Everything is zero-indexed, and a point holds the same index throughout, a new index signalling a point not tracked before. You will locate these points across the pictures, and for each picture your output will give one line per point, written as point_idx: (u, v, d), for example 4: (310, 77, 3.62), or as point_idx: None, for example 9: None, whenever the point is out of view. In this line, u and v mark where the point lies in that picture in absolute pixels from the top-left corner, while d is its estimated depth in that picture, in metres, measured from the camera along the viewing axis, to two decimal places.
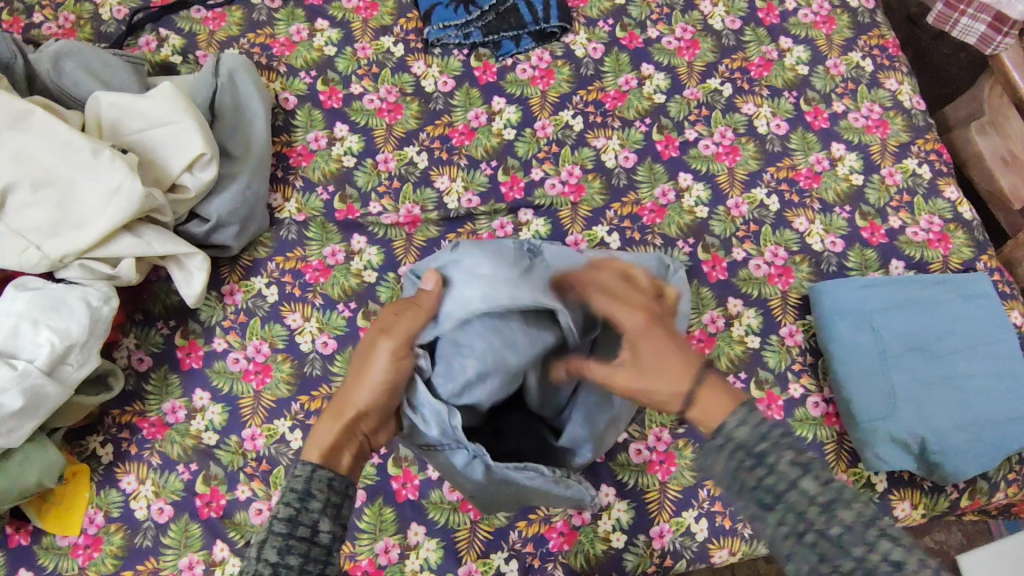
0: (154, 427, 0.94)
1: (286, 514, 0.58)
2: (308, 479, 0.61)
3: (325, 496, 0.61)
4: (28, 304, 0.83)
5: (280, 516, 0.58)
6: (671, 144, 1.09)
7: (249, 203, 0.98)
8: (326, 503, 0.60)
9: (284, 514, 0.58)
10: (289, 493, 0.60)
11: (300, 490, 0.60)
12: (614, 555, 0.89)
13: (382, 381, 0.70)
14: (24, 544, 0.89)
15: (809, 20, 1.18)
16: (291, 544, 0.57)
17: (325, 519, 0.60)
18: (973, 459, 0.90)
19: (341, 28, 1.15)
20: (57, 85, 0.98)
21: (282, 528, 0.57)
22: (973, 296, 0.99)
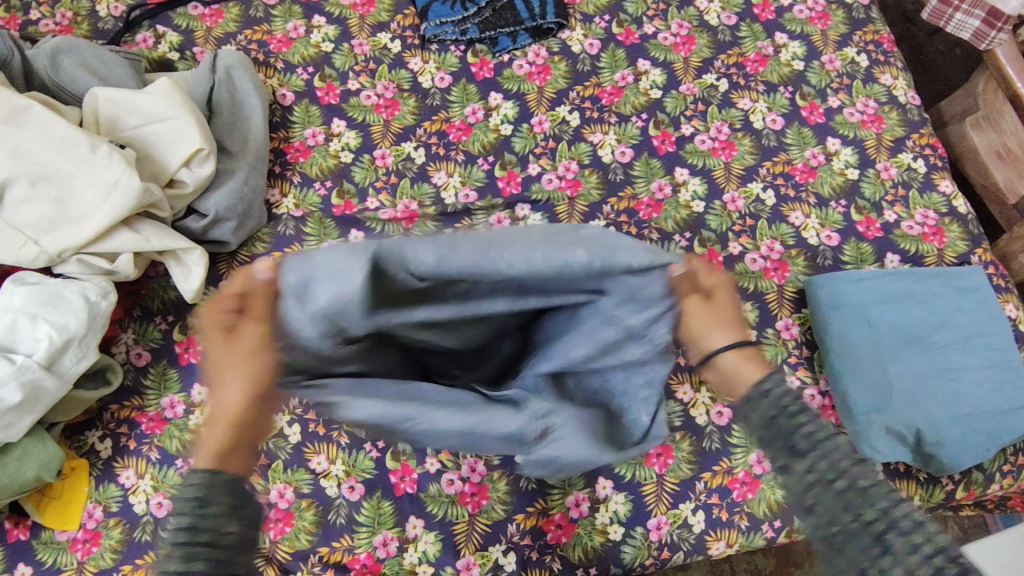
0: (153, 422, 0.94)
1: (185, 520, 0.54)
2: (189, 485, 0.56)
3: (225, 502, 0.56)
4: (26, 299, 0.83)
5: (180, 523, 0.54)
6: (668, 139, 1.10)
7: (247, 199, 0.99)
8: (226, 506, 0.56)
9: (183, 522, 0.54)
10: (182, 503, 0.55)
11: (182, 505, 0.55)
12: (612, 547, 0.90)
13: (243, 371, 0.62)
14: (24, 539, 0.89)
15: (804, 15, 1.18)
16: (194, 549, 0.53)
17: (233, 521, 0.55)
18: (969, 450, 0.91)
19: (338, 24, 1.16)
20: (54, 82, 0.98)
21: (204, 538, 0.53)
22: (966, 288, 0.99)
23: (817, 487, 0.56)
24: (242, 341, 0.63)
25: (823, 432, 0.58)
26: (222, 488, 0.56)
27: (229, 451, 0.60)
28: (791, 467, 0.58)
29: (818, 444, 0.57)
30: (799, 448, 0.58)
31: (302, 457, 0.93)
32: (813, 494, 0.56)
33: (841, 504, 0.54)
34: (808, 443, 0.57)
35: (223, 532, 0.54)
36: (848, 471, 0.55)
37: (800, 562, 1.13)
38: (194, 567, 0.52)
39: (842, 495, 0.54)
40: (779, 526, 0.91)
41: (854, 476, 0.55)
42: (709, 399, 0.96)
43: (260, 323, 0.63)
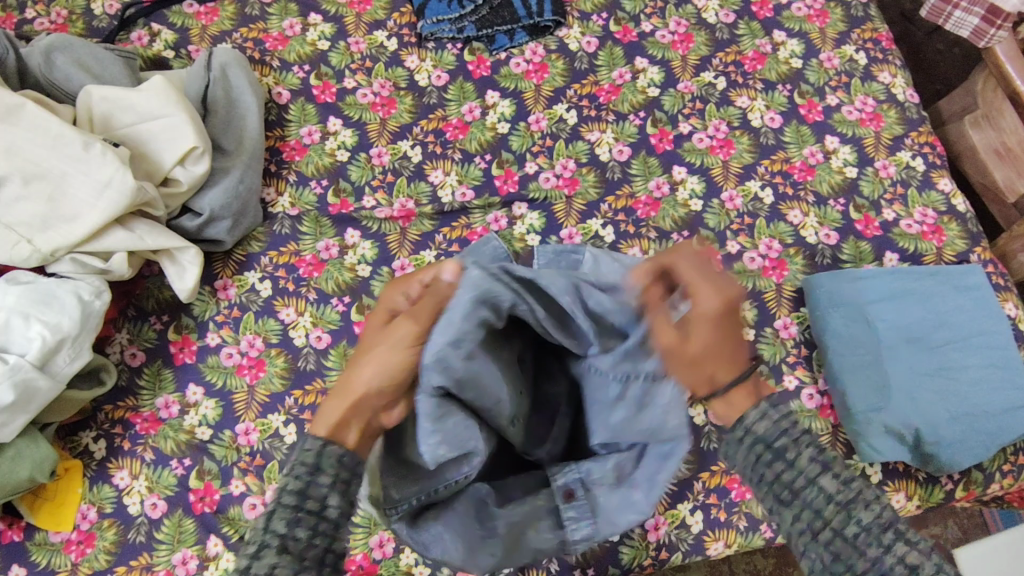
0: (148, 423, 0.94)
1: (295, 486, 0.54)
2: (307, 454, 0.56)
3: (335, 472, 0.56)
4: (19, 298, 0.83)
5: (290, 487, 0.54)
6: (665, 137, 1.09)
7: (242, 198, 0.98)
8: (337, 478, 0.56)
9: (293, 485, 0.54)
10: (297, 466, 0.55)
11: (293, 467, 0.55)
12: (609, 548, 0.89)
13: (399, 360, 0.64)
14: (17, 540, 0.89)
15: (802, 13, 1.18)
16: (300, 517, 0.53)
17: (336, 495, 0.56)
18: (967, 450, 0.90)
19: (334, 22, 1.15)
20: (48, 80, 0.97)
21: (304, 505, 0.54)
22: (965, 287, 0.98)
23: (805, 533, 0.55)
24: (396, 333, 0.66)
25: (802, 479, 0.56)
26: (335, 457, 0.57)
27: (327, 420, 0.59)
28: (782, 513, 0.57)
29: (798, 493, 0.56)
30: (784, 498, 0.56)
31: None
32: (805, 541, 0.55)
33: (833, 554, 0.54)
34: (789, 493, 0.56)
35: (327, 505, 0.55)
36: (834, 517, 0.54)
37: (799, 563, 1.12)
38: (283, 532, 0.52)
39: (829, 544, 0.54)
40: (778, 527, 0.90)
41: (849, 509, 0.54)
42: None
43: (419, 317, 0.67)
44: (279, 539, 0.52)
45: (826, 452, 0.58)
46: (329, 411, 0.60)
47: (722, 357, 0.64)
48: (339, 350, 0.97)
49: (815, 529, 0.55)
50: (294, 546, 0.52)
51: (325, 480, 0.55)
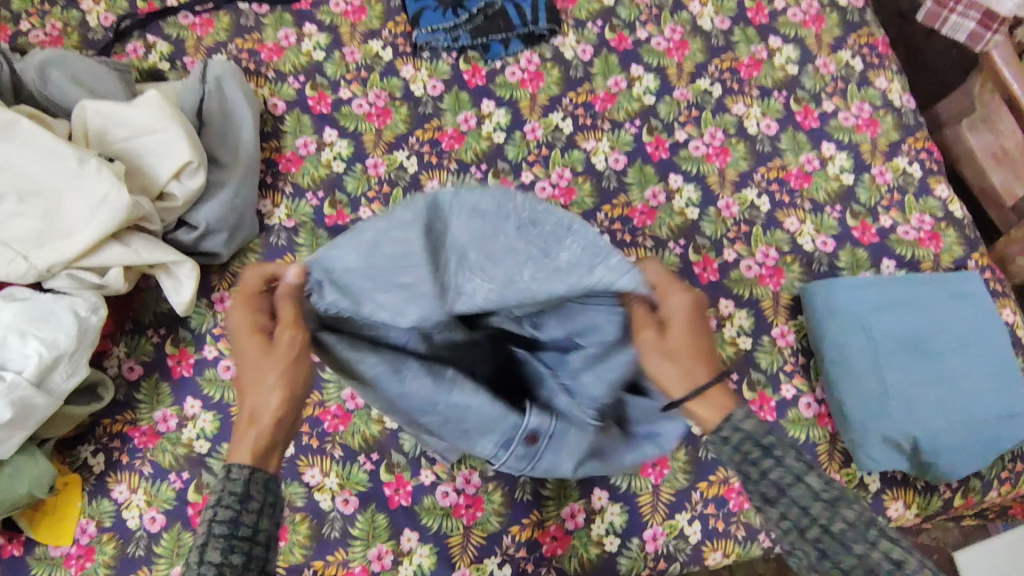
0: (146, 436, 0.94)
1: (226, 515, 0.53)
2: (234, 484, 0.55)
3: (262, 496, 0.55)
4: (16, 315, 0.83)
5: (220, 517, 0.53)
6: (661, 145, 1.09)
7: (238, 211, 0.98)
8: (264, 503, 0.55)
9: (224, 515, 0.53)
10: (226, 496, 0.54)
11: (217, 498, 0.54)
12: (607, 559, 0.89)
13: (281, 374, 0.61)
14: (17, 555, 0.89)
15: (798, 19, 1.17)
16: (234, 543, 0.52)
17: (265, 519, 0.55)
18: (966, 458, 0.90)
19: (329, 32, 1.15)
20: (43, 95, 0.97)
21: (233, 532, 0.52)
22: (962, 294, 0.99)
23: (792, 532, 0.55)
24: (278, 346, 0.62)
25: (790, 477, 0.55)
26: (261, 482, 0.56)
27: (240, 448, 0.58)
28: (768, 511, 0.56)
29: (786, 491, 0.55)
30: (770, 497, 0.55)
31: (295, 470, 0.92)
32: (790, 539, 0.55)
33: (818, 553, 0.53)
34: (776, 491, 0.55)
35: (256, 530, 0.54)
36: (820, 515, 0.54)
37: None
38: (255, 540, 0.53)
39: (817, 543, 0.53)
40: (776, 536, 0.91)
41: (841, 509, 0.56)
42: None
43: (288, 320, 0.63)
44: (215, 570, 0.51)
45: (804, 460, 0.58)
46: (241, 437, 0.59)
47: (697, 350, 0.62)
48: None
49: (800, 526, 0.54)
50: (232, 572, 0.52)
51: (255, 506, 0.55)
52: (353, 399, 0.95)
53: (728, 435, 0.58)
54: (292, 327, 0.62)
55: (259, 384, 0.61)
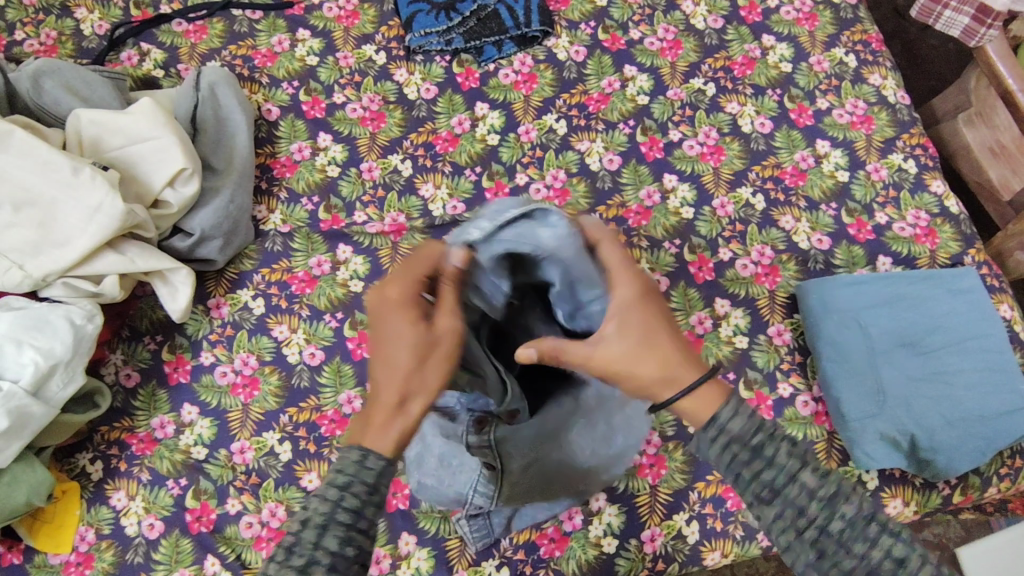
0: (143, 443, 0.94)
1: (352, 504, 0.54)
2: (367, 473, 0.56)
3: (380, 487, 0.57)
4: (11, 325, 0.83)
5: (347, 504, 0.54)
6: (655, 146, 1.09)
7: (233, 217, 0.98)
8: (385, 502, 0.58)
9: (350, 503, 0.54)
10: (359, 486, 0.56)
11: (343, 482, 0.55)
12: (605, 561, 0.89)
13: (410, 345, 0.62)
14: (17, 562, 0.89)
15: (791, 17, 1.17)
16: (352, 536, 0.54)
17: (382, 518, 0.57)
18: (963, 455, 0.90)
19: (323, 37, 1.15)
20: (37, 104, 0.98)
21: (345, 519, 0.54)
22: (960, 290, 0.98)
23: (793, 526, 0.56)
24: (394, 321, 0.64)
25: (797, 464, 0.56)
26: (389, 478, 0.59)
27: (373, 433, 0.59)
28: (762, 511, 0.57)
29: (792, 479, 0.56)
30: (766, 496, 0.56)
31: (293, 475, 0.92)
32: (792, 533, 0.56)
33: (823, 543, 0.55)
34: (782, 481, 0.56)
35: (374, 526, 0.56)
36: (817, 517, 0.55)
37: None
38: (324, 546, 0.52)
39: (814, 544, 0.55)
40: (774, 535, 0.90)
41: (832, 512, 0.55)
42: None
43: (404, 300, 0.65)
44: (330, 557, 0.52)
45: (785, 468, 0.56)
46: (374, 422, 0.60)
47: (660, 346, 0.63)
48: (333, 366, 0.97)
49: (806, 516, 0.55)
50: (343, 565, 0.53)
51: (377, 501, 0.57)
52: (349, 403, 0.95)
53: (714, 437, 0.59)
54: (407, 308, 0.64)
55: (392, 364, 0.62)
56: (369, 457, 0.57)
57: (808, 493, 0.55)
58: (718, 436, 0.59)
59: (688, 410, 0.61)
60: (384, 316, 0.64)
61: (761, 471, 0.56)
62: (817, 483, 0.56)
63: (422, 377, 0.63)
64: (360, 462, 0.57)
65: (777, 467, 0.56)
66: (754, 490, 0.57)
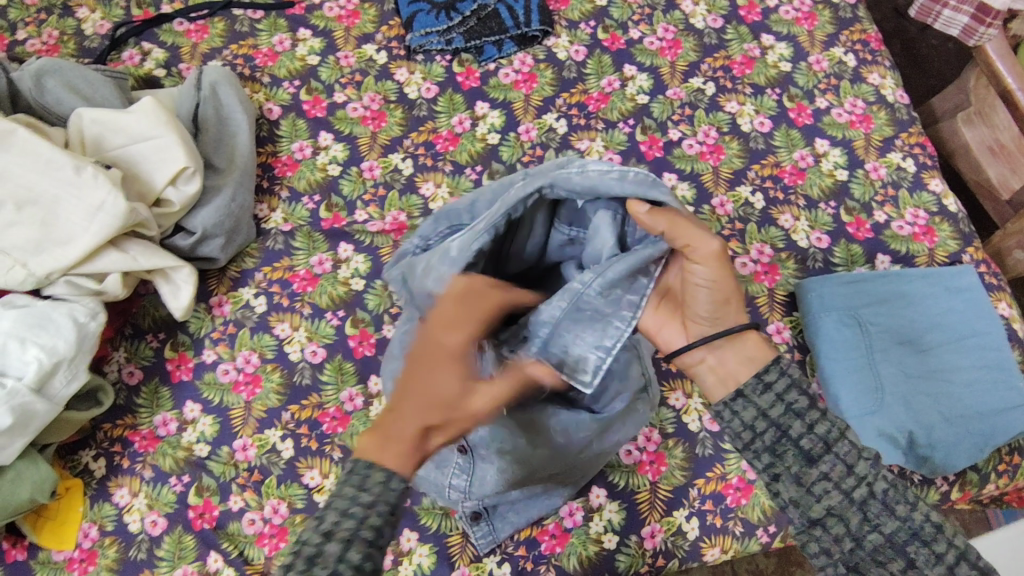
0: (146, 440, 0.95)
1: (376, 523, 0.50)
2: (390, 494, 0.51)
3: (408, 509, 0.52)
4: (14, 323, 0.84)
5: (371, 522, 0.50)
6: (655, 145, 1.10)
7: (235, 215, 0.99)
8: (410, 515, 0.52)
9: (375, 522, 0.50)
10: (381, 504, 0.51)
11: (367, 501, 0.50)
12: (606, 557, 0.89)
13: (450, 390, 0.55)
14: (21, 559, 0.90)
15: (790, 16, 1.18)
16: (371, 552, 0.49)
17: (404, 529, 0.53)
18: (961, 452, 0.90)
19: (324, 36, 1.15)
20: (39, 103, 0.98)
21: (367, 533, 0.49)
22: (958, 288, 0.99)
23: (830, 491, 0.58)
24: (444, 356, 0.57)
25: (835, 432, 0.59)
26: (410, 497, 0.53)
27: (394, 452, 0.52)
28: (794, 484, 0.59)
29: (830, 448, 0.59)
30: (814, 455, 0.59)
31: (295, 472, 0.93)
32: (825, 502, 0.58)
33: (860, 513, 0.57)
34: (820, 448, 0.59)
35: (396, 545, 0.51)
36: (865, 475, 0.58)
37: (801, 562, 1.11)
38: (348, 558, 0.48)
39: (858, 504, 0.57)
40: (774, 531, 0.91)
41: (871, 481, 0.57)
42: (701, 406, 0.96)
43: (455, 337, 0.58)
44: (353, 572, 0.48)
45: (824, 435, 0.59)
46: (396, 442, 0.53)
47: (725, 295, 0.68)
48: (334, 364, 0.97)
49: (843, 485, 0.58)
50: None
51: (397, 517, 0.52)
52: (351, 401, 0.96)
53: (777, 389, 0.63)
54: (461, 354, 0.57)
55: (425, 394, 0.55)
56: (394, 479, 0.52)
57: (845, 463, 0.58)
58: (752, 399, 0.63)
59: (728, 371, 0.66)
60: (435, 350, 0.57)
61: (799, 436, 0.60)
62: (857, 454, 0.58)
63: (426, 405, 0.54)
64: (385, 483, 0.51)
65: (816, 433, 0.59)
66: (804, 447, 0.60)
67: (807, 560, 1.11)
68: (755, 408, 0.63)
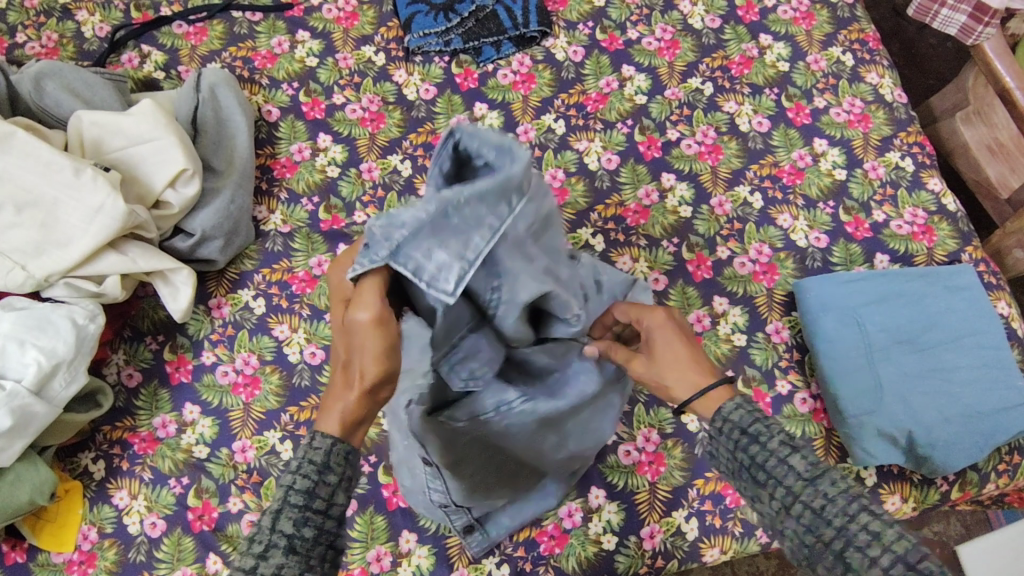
0: (145, 442, 0.95)
1: (304, 485, 0.53)
2: (314, 454, 0.55)
3: (342, 470, 0.56)
4: (13, 325, 0.84)
5: (298, 487, 0.53)
6: (653, 145, 1.10)
7: (234, 217, 0.99)
8: (343, 476, 0.56)
9: (302, 485, 0.53)
10: (306, 464, 0.55)
11: (294, 466, 0.54)
12: (605, 557, 0.89)
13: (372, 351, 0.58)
14: (20, 562, 0.90)
15: (788, 16, 1.18)
16: (308, 515, 0.53)
17: (342, 492, 0.56)
18: (961, 451, 0.90)
19: (322, 38, 1.16)
20: (39, 106, 0.98)
21: (299, 499, 0.53)
22: (957, 287, 0.99)
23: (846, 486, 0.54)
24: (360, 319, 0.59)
25: None
26: (342, 454, 0.56)
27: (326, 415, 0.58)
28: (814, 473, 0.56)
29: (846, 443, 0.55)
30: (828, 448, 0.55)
31: None
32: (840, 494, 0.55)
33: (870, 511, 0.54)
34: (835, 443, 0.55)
35: (332, 503, 0.55)
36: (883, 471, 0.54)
37: None
38: (282, 528, 0.52)
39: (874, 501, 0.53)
40: (773, 532, 0.90)
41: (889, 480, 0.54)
42: None
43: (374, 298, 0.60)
44: (288, 538, 0.52)
45: None
46: (326, 405, 0.58)
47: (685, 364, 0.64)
48: None
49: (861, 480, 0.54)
50: (302, 544, 0.52)
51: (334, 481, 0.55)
52: None
53: (720, 426, 0.59)
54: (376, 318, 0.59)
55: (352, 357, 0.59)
56: (317, 438, 0.56)
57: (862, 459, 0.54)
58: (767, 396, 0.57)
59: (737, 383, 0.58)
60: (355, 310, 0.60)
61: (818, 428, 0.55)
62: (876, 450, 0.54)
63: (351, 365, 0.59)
64: (309, 444, 0.56)
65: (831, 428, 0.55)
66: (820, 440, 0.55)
67: None
68: (713, 436, 0.61)
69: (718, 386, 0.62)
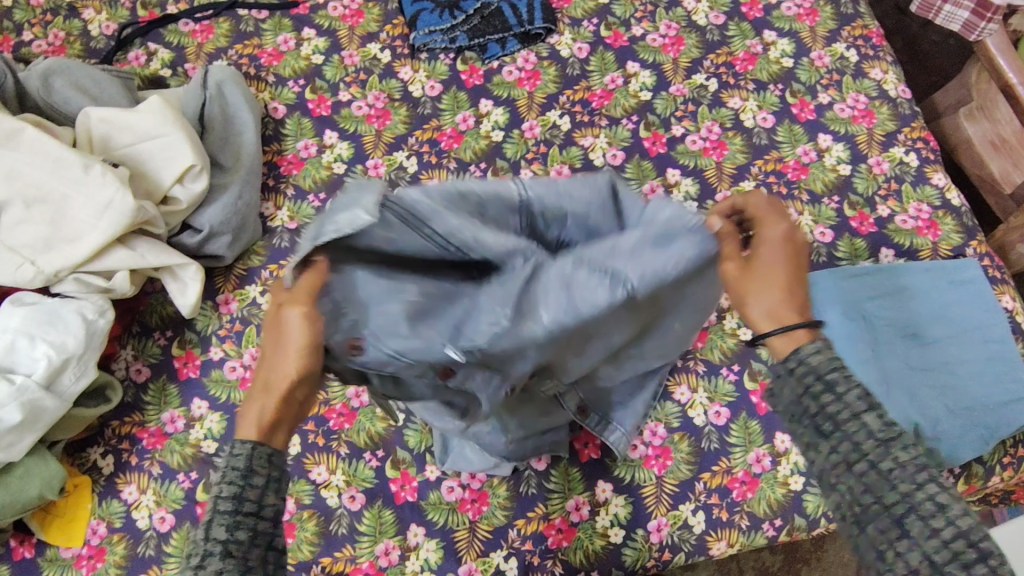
0: (154, 437, 0.95)
1: (230, 491, 0.51)
2: (236, 460, 0.52)
3: (267, 473, 0.53)
4: (24, 320, 0.84)
5: (225, 493, 0.51)
6: (658, 141, 1.10)
7: (241, 214, 0.99)
8: (270, 477, 0.53)
9: (227, 492, 0.51)
10: (229, 471, 0.52)
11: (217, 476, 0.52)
12: (612, 551, 0.90)
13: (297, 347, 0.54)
14: (30, 556, 0.90)
15: (792, 12, 1.18)
16: (240, 519, 0.50)
17: (272, 493, 0.53)
18: (967, 444, 0.90)
19: (328, 36, 1.16)
20: (47, 103, 0.99)
21: (229, 505, 0.50)
22: (961, 280, 0.99)
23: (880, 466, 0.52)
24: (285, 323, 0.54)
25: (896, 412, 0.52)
26: (264, 456, 0.54)
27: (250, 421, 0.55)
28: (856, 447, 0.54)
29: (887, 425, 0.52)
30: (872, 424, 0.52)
31: (302, 468, 0.93)
32: None
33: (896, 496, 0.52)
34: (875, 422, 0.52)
35: (263, 505, 0.52)
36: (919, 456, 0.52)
37: (808, 558, 1.11)
38: (213, 536, 0.49)
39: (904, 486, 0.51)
40: (780, 525, 0.91)
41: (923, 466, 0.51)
42: (706, 399, 0.96)
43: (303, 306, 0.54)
44: (222, 546, 0.49)
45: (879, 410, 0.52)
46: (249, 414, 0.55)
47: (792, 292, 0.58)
48: None
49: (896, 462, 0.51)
50: (237, 548, 0.50)
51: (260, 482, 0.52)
52: (357, 397, 0.97)
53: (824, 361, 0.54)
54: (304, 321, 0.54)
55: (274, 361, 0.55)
56: (237, 444, 0.53)
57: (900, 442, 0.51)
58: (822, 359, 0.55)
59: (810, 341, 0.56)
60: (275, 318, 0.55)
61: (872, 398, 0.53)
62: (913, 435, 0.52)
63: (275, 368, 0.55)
64: (230, 451, 0.53)
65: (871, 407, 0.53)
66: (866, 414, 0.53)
67: (813, 555, 1.11)
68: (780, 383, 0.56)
69: (799, 331, 0.56)
